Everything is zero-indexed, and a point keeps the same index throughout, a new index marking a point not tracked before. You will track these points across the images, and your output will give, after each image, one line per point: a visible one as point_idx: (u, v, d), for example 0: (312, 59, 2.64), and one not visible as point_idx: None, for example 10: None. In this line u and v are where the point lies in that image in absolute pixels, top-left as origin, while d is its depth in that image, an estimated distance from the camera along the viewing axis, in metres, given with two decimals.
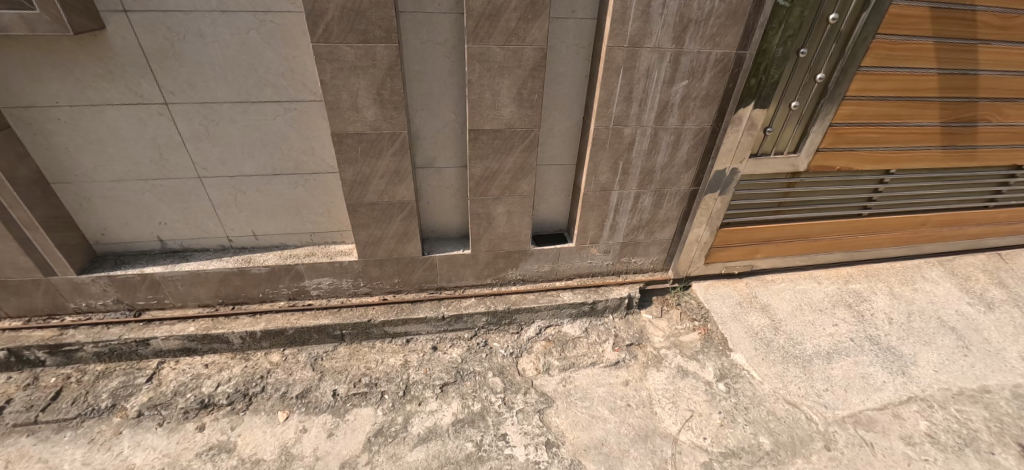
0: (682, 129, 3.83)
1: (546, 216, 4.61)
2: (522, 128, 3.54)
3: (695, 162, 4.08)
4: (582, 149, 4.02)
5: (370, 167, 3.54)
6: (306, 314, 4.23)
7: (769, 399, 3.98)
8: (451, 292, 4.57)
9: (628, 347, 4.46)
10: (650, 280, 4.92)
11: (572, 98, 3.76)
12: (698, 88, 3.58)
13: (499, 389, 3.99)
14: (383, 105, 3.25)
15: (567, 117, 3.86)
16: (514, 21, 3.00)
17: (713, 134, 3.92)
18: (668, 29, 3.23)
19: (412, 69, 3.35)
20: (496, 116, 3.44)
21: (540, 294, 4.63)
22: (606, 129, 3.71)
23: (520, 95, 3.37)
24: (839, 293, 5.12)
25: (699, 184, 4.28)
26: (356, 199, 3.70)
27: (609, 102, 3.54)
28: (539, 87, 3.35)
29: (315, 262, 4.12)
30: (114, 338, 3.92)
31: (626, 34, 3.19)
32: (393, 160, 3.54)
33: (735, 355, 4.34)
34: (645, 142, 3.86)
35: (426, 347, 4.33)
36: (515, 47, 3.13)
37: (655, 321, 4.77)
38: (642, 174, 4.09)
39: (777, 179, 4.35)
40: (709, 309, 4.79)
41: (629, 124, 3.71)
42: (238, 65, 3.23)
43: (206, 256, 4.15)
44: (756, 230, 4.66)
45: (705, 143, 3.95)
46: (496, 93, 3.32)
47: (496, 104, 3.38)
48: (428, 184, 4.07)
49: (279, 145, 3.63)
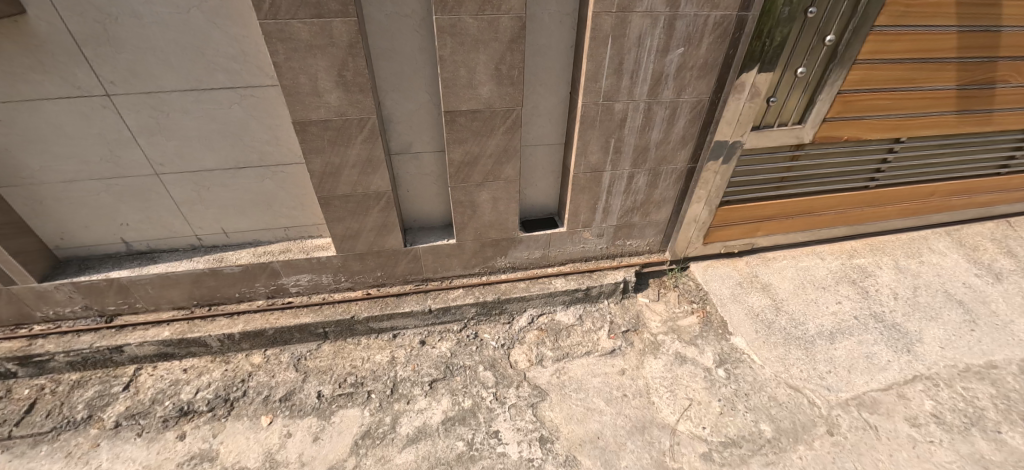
0: (678, 102, 3.52)
1: (535, 200, 4.34)
2: (503, 107, 3.24)
3: (692, 137, 3.79)
4: (570, 127, 3.72)
5: (340, 157, 3.26)
6: (285, 313, 4.04)
7: (770, 384, 3.86)
8: (438, 284, 4.36)
9: (624, 334, 4.29)
10: (646, 263, 4.70)
11: (557, 71, 3.43)
12: (694, 56, 3.25)
13: (491, 384, 3.85)
14: (346, 88, 2.93)
15: (552, 92, 3.54)
16: None
17: (712, 106, 3.61)
18: None
19: (377, 45, 3.02)
20: (473, 95, 3.13)
21: (531, 282, 4.41)
22: (595, 105, 3.39)
23: (499, 71, 3.04)
24: (843, 269, 4.92)
25: (697, 161, 4.00)
26: (327, 191, 3.44)
27: (597, 75, 3.22)
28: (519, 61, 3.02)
29: (291, 258, 3.89)
30: (85, 346, 3.75)
31: None
32: (363, 147, 3.25)
33: (735, 338, 4.18)
34: (638, 118, 3.56)
35: (414, 341, 4.16)
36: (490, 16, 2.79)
37: (652, 305, 4.59)
38: (636, 152, 3.80)
39: (780, 152, 4.06)
40: (708, 291, 4.59)
41: (619, 98, 3.39)
42: (182, 47, 2.89)
43: (175, 257, 3.92)
44: (757, 207, 4.40)
45: (702, 117, 3.65)
46: (472, 69, 3.00)
47: (472, 82, 3.06)
48: (406, 171, 3.79)
49: (239, 135, 3.32)
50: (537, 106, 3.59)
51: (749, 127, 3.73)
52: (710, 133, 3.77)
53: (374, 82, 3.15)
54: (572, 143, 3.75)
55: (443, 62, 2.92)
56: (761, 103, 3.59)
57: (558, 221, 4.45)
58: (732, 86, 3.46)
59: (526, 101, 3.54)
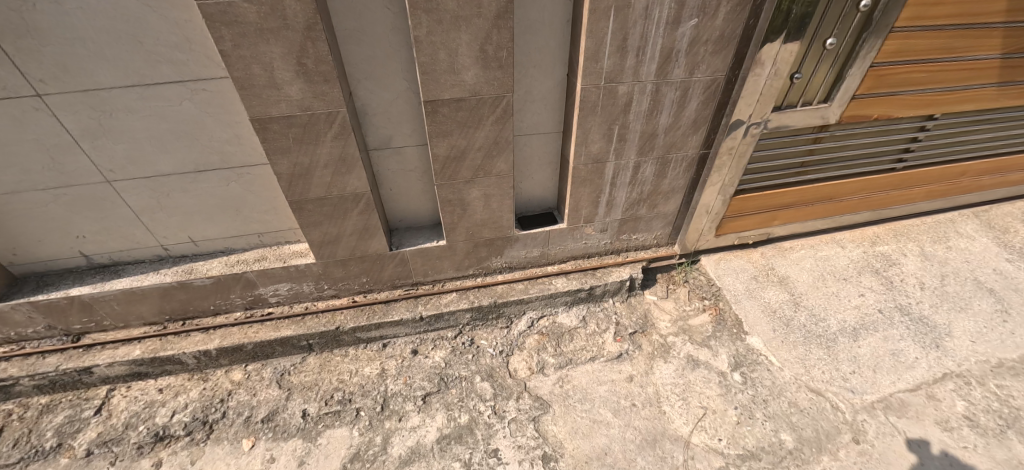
0: (690, 82, 3.11)
1: (532, 194, 3.97)
2: (491, 94, 2.84)
3: (705, 121, 3.39)
4: (568, 114, 3.32)
5: (309, 156, 2.88)
6: (265, 326, 3.74)
7: (790, 388, 3.58)
8: (429, 288, 4.04)
9: (631, 336, 3.99)
10: (654, 258, 4.36)
11: (552, 51, 3.01)
12: (710, 29, 2.83)
13: (489, 396, 3.58)
14: (308, 79, 2.53)
15: (547, 75, 3.14)
16: None
17: (729, 86, 3.19)
18: None
19: (343, 27, 2.60)
20: (456, 81, 2.72)
21: (530, 283, 4.09)
22: (595, 88, 2.98)
23: (484, 52, 2.63)
24: (865, 258, 4.58)
25: (710, 147, 3.60)
26: (298, 195, 3.07)
27: (599, 54, 2.80)
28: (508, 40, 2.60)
29: (266, 267, 3.56)
30: (51, 369, 3.47)
31: None
32: (335, 145, 2.87)
33: (751, 339, 3.88)
34: (645, 102, 3.15)
35: (405, 351, 3.87)
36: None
37: (661, 303, 4.27)
38: (642, 140, 3.40)
39: (802, 134, 3.67)
40: (721, 286, 4.26)
41: (624, 80, 2.98)
42: (116, 36, 2.46)
43: (142, 270, 3.60)
44: (775, 195, 4.03)
45: (717, 97, 3.24)
46: (453, 51, 2.59)
47: (455, 66, 2.65)
48: (387, 167, 3.42)
49: (194, 135, 2.94)
50: (530, 91, 3.19)
51: (770, 108, 3.32)
52: (726, 116, 3.37)
53: (343, 70, 2.75)
54: (571, 131, 3.35)
55: (419, 43, 2.51)
56: (785, 80, 3.18)
57: (558, 216, 4.07)
58: (752, 62, 3.04)
59: (518, 86, 3.13)
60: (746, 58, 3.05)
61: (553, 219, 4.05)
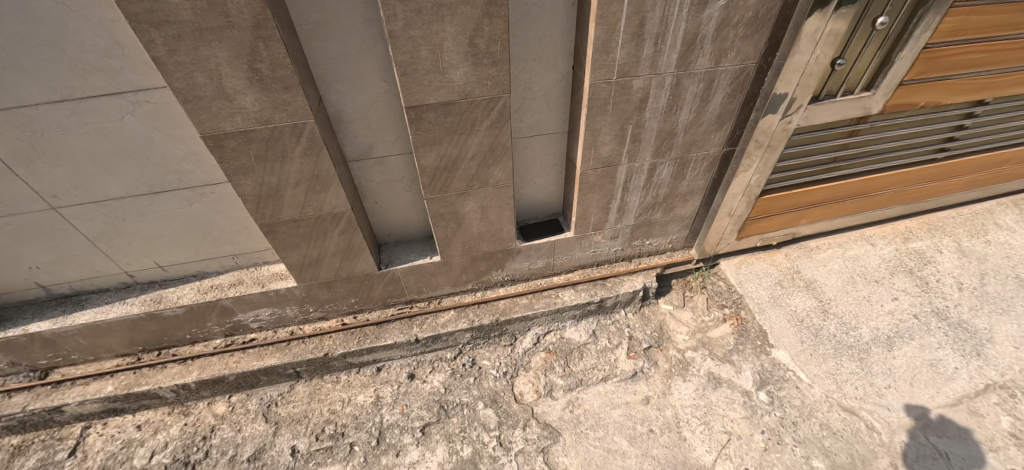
0: (716, 73, 2.67)
1: (534, 201, 3.58)
2: (485, 96, 2.41)
3: (730, 116, 2.96)
4: (574, 112, 2.90)
5: (276, 175, 2.49)
6: (247, 355, 3.42)
7: (821, 408, 3.29)
8: (425, 305, 3.71)
9: (645, 352, 3.69)
10: (669, 264, 4.01)
11: (555, 41, 2.57)
12: (743, 9, 2.37)
13: (493, 424, 3.30)
14: (265, 86, 2.12)
15: (549, 69, 2.70)
16: None
17: (760, 75, 2.76)
18: None
19: (304, 21, 2.16)
20: (442, 83, 2.30)
21: (535, 297, 3.76)
22: (606, 84, 2.55)
23: (474, 47, 2.19)
24: (897, 257, 4.21)
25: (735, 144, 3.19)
26: (269, 217, 2.69)
27: (610, 43, 2.36)
28: (502, 31, 2.17)
29: (243, 293, 3.22)
30: (17, 411, 3.16)
31: None
32: (306, 161, 2.47)
33: (777, 352, 3.57)
34: (664, 98, 2.72)
35: (401, 376, 3.57)
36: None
37: (677, 313, 3.95)
38: (659, 140, 2.98)
39: (839, 127, 3.24)
40: (743, 293, 3.92)
41: (640, 73, 2.54)
42: (30, 43, 2.01)
43: (107, 299, 3.25)
44: (804, 194, 3.63)
45: (746, 89, 2.81)
46: (437, 47, 2.15)
47: (440, 65, 2.22)
48: (370, 179, 3.03)
49: (144, 153, 2.54)
50: (529, 88, 2.76)
51: (806, 100, 2.89)
52: (755, 111, 2.94)
53: (309, 73, 2.33)
54: (577, 132, 2.94)
55: (395, 39, 2.07)
56: (825, 67, 2.74)
57: (564, 225, 3.68)
58: (789, 47, 2.60)
59: (515, 83, 2.70)
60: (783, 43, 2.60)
61: (559, 227, 3.66)
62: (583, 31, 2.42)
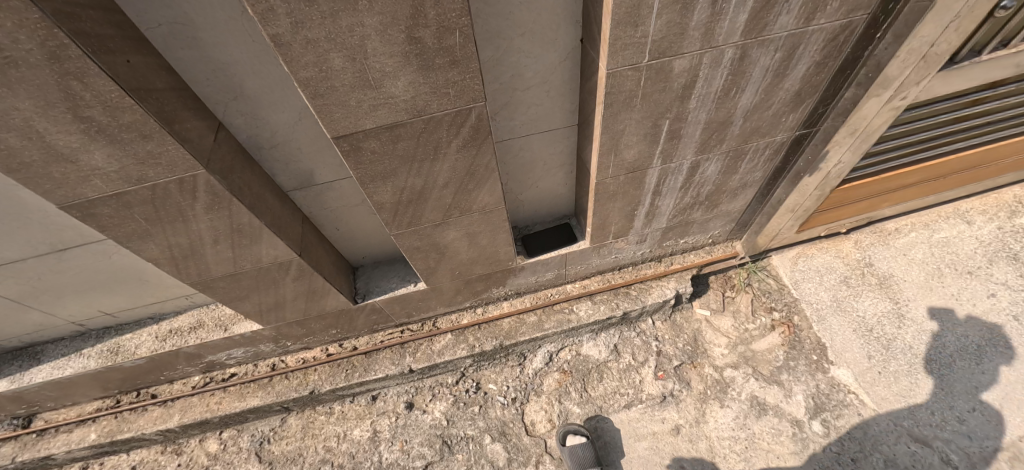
0: (803, 36, 1.73)
1: (539, 206, 2.84)
2: (447, 111, 1.61)
3: (813, 91, 2.05)
4: (585, 104, 2.04)
5: (186, 234, 1.88)
6: (229, 394, 3.12)
7: (888, 440, 2.75)
8: (417, 329, 3.21)
9: (677, 371, 3.17)
10: (707, 263, 3.29)
11: (552, 4, 1.65)
12: None
13: (502, 462, 2.96)
14: (116, 137, 1.42)
15: (546, 46, 1.82)
16: None
17: (873, 32, 1.80)
18: None
19: (153, 22, 1.37)
20: (380, 100, 1.51)
21: (545, 313, 3.20)
22: (633, 71, 1.67)
23: (418, 43, 1.36)
24: (1001, 238, 3.34)
25: (811, 126, 2.29)
26: (197, 276, 2.13)
27: (639, 12, 1.46)
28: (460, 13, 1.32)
29: (204, 340, 2.79)
30: (7, 463, 3.04)
31: None
32: (218, 217, 1.83)
33: (837, 371, 3.01)
34: (719, 80, 1.83)
35: (399, 406, 3.23)
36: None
37: (714, 320, 3.34)
38: (707, 134, 2.13)
39: (970, 92, 2.25)
40: (798, 297, 3.28)
41: (686, 50, 1.65)
42: None
43: (63, 351, 2.91)
44: (895, 177, 2.75)
45: (844, 53, 1.87)
46: (358, 51, 1.35)
47: (369, 76, 1.42)
48: (323, 206, 2.36)
49: (18, 216, 1.93)
50: (517, 76, 1.91)
51: (936, 63, 1.93)
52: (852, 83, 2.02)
53: (189, 98, 1.58)
54: (589, 130, 2.11)
55: (287, 48, 1.28)
56: (984, 11, 1.74)
57: (577, 234, 2.93)
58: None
59: (496, 69, 1.85)
60: None
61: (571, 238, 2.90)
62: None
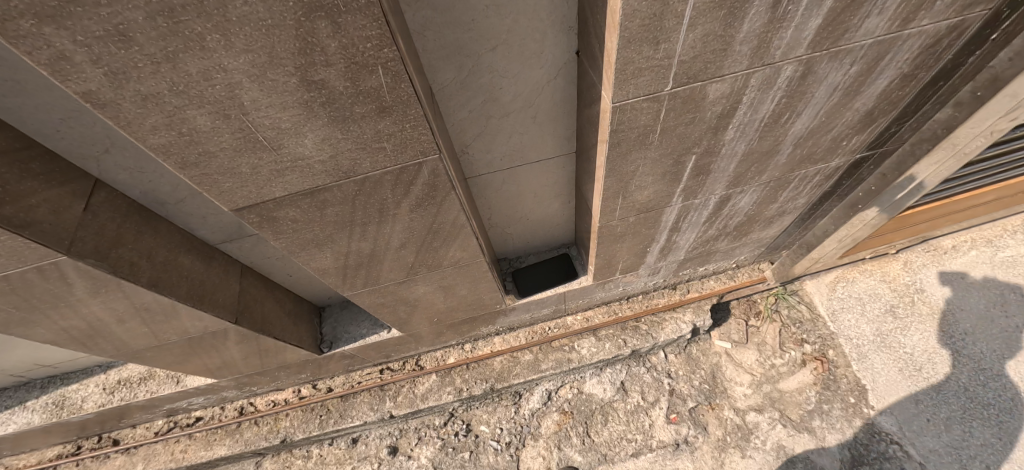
0: (895, 41, 1.21)
1: (532, 237, 2.39)
2: (386, 169, 1.15)
3: (891, 108, 1.53)
4: (583, 133, 1.54)
5: (78, 316, 1.48)
6: (195, 442, 2.84)
7: None
8: (398, 369, 2.84)
9: (692, 413, 2.78)
10: (730, 290, 2.84)
11: (534, 7, 1.14)
12: None
13: None
14: None
15: (528, 63, 1.31)
16: None
17: (988, 31, 1.27)
18: None
19: None
20: (285, 163, 1.06)
21: (542, 350, 2.80)
22: (650, 102, 1.18)
23: (321, 88, 0.89)
24: None
25: (875, 147, 1.79)
26: (114, 350, 1.76)
27: (660, 25, 0.96)
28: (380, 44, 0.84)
29: (155, 394, 2.47)
30: None
31: None
32: (111, 298, 1.43)
33: (879, 418, 2.61)
34: (768, 104, 1.32)
35: (381, 450, 2.92)
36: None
37: (736, 354, 2.92)
38: (744, 167, 1.63)
39: None
40: (835, 329, 2.85)
41: (728, 71, 1.14)
42: None
43: (6, 402, 2.62)
44: (968, 196, 2.24)
45: (944, 60, 1.35)
46: (232, 107, 0.88)
47: (258, 135, 0.97)
48: (267, 255, 1.94)
49: None
50: (491, 102, 1.41)
51: None
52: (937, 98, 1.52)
53: (33, 159, 1.14)
54: (588, 165, 1.62)
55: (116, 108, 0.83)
56: None
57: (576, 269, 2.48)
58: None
59: (460, 94, 1.36)
60: None
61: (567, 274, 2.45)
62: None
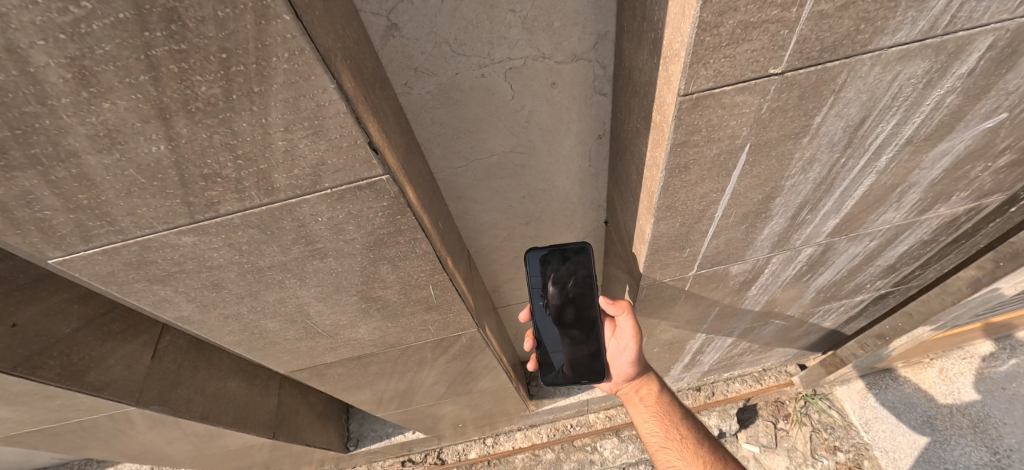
0: (896, 232, 1.31)
1: None
2: (430, 339, 1.26)
3: (901, 266, 1.59)
4: (608, 279, 1.64)
5: (129, 440, 1.58)
6: None
7: None
8: (423, 462, 2.82)
9: None
10: (752, 391, 2.87)
11: (566, 196, 1.30)
12: (998, 141, 1.00)
13: None
14: (22, 395, 1.15)
15: (558, 230, 1.42)
16: (210, 175, 0.63)
17: (993, 216, 1.37)
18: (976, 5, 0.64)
19: None
20: (339, 342, 1.18)
21: (567, 448, 2.73)
22: (676, 282, 1.28)
23: (378, 300, 1.02)
24: None
25: (891, 294, 1.83)
26: (159, 461, 1.86)
27: (685, 244, 1.08)
28: (415, 264, 0.92)
29: None
30: None
31: (752, 77, 0.66)
32: (162, 430, 1.56)
33: None
34: (784, 276, 1.41)
35: None
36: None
37: (767, 458, 2.70)
38: (766, 309, 1.66)
39: None
40: (873, 439, 2.64)
41: (747, 258, 1.22)
42: None
43: None
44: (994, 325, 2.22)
45: (949, 236, 1.43)
46: (298, 316, 1.02)
47: (318, 330, 1.10)
48: None
49: None
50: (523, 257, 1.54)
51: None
52: (944, 261, 1.59)
53: (113, 321, 1.33)
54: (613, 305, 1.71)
55: (167, 302, 0.88)
56: None
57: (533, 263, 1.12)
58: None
59: (495, 253, 1.49)
60: None
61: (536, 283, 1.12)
62: (620, 188, 1.12)
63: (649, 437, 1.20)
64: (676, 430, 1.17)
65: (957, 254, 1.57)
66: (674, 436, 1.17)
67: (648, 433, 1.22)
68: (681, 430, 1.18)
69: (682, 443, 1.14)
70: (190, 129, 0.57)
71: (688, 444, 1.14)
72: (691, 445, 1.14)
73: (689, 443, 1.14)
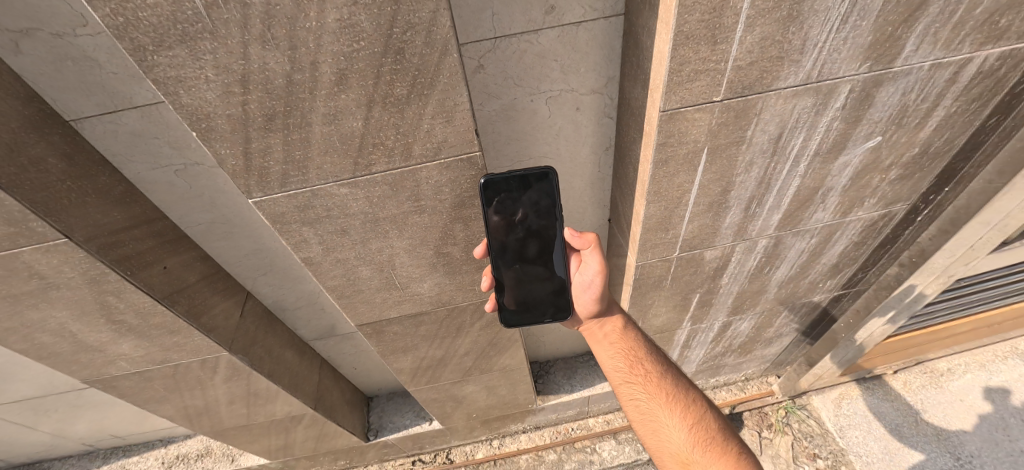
0: (828, 231, 1.73)
1: (566, 342, 2.74)
2: (473, 300, 1.61)
3: (842, 268, 1.99)
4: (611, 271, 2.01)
5: (203, 395, 1.85)
6: None
7: None
8: (433, 460, 2.99)
9: None
10: (738, 400, 3.14)
11: (580, 196, 1.71)
12: (883, 160, 1.45)
13: None
14: (156, 328, 1.47)
15: (571, 225, 1.82)
16: (377, 145, 1.04)
17: (903, 224, 1.79)
18: (829, 70, 1.11)
19: (192, 222, 1.52)
20: (406, 297, 1.53)
21: (569, 450, 2.93)
22: (664, 263, 1.66)
23: (446, 256, 1.39)
24: None
25: (842, 295, 2.21)
26: (211, 427, 2.10)
27: (668, 225, 1.48)
28: (479, 225, 1.31)
29: None
30: None
31: (702, 104, 1.10)
32: (233, 385, 1.84)
33: None
34: (747, 266, 1.79)
35: None
36: (344, 8, 0.81)
37: None
38: (739, 300, 2.03)
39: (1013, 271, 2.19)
40: (850, 447, 2.86)
41: (717, 244, 1.61)
42: None
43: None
44: (938, 334, 2.58)
45: (873, 239, 1.84)
46: (386, 266, 1.39)
47: (395, 282, 1.46)
48: (346, 350, 2.38)
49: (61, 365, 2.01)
50: None
51: (979, 255, 1.89)
52: (876, 263, 2.00)
53: (219, 281, 1.67)
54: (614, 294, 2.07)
55: (304, 243, 1.25)
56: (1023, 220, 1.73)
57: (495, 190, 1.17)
58: (984, 169, 1.54)
59: None
60: (938, 195, 1.67)
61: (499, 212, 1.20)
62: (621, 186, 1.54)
63: (615, 372, 1.43)
64: (641, 365, 1.41)
65: (886, 258, 1.97)
66: (640, 370, 1.41)
67: (615, 367, 1.44)
68: (645, 364, 1.42)
69: (648, 375, 1.39)
70: (380, 117, 0.98)
71: (651, 376, 1.39)
72: (653, 378, 1.38)
73: (652, 376, 1.39)
